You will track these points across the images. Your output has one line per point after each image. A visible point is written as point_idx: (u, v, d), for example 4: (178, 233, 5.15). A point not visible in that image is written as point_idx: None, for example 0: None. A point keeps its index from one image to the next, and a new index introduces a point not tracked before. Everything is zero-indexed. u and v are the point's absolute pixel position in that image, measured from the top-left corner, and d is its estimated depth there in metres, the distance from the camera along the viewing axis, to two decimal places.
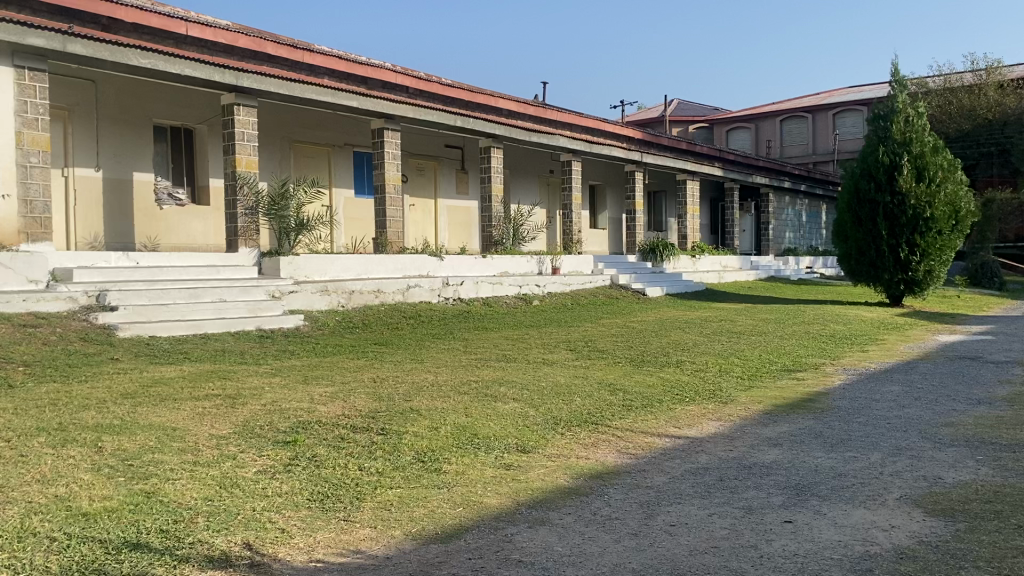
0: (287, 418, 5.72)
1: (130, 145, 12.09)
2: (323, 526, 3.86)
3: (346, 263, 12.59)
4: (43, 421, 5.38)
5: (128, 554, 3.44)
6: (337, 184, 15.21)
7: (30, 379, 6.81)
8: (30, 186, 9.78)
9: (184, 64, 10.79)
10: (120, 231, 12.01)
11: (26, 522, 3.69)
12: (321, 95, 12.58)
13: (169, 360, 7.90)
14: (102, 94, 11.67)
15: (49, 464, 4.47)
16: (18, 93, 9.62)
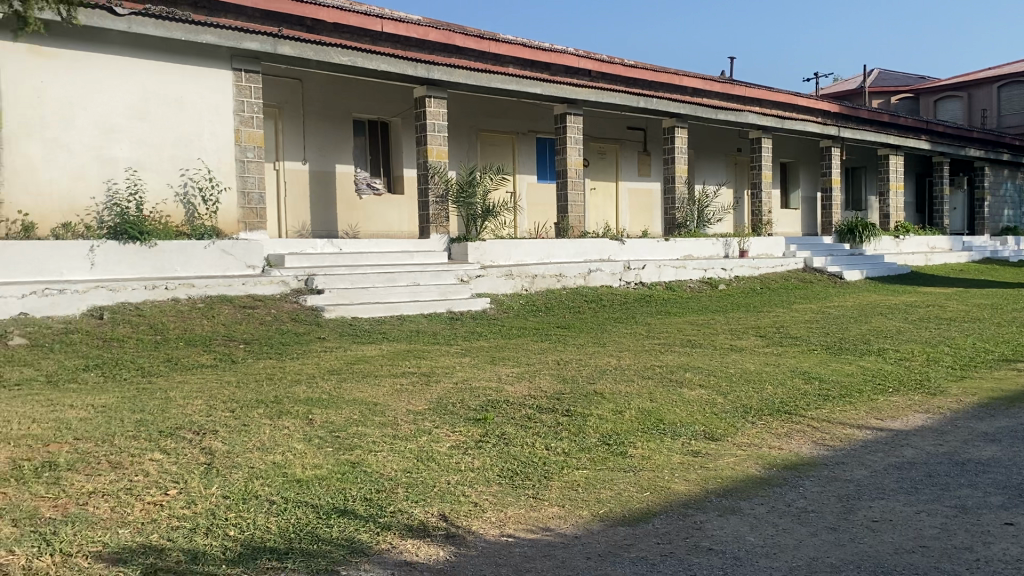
0: (477, 397, 5.94)
1: (333, 139, 12.90)
2: (513, 502, 3.97)
3: (530, 248, 12.81)
4: (261, 394, 5.89)
5: (337, 519, 3.71)
6: (521, 170, 15.49)
7: (250, 355, 7.48)
8: (248, 179, 10.68)
9: (380, 60, 11.41)
10: (324, 220, 12.89)
11: (250, 485, 4.06)
12: (506, 83, 12.82)
13: (369, 340, 8.40)
14: (308, 92, 12.49)
15: (267, 434, 4.89)
16: (237, 94, 10.53)
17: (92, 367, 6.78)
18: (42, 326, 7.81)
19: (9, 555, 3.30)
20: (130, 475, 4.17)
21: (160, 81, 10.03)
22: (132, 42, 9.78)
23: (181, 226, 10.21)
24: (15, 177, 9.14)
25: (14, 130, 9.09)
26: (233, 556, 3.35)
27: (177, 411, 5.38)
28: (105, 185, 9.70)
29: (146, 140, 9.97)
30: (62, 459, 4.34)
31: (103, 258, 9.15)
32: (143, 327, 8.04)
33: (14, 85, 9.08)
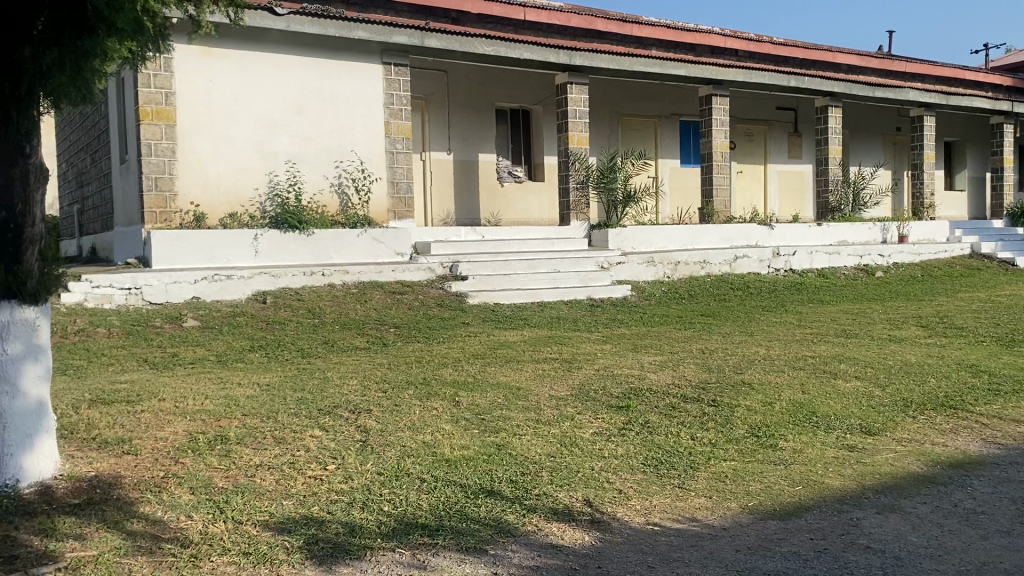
0: (620, 384, 5.92)
1: (477, 128, 13.12)
2: (659, 491, 3.94)
3: (673, 234, 12.60)
4: (411, 375, 6.11)
5: (484, 499, 3.80)
6: (664, 155, 15.22)
7: (399, 339, 7.77)
8: (396, 170, 11.04)
9: (523, 49, 11.47)
10: (468, 208, 13.16)
11: (402, 463, 4.23)
12: (650, 66, 12.63)
13: (512, 325, 8.53)
14: (453, 83, 12.76)
15: (417, 414, 5.07)
16: (387, 87, 10.93)
17: (255, 348, 7.23)
18: (212, 309, 8.39)
19: (187, 519, 3.59)
20: (293, 450, 4.42)
21: (316, 76, 10.52)
22: (290, 40, 10.29)
23: (335, 215, 10.68)
24: (187, 170, 9.80)
25: (186, 127, 9.76)
26: (386, 531, 3.50)
27: (334, 390, 5.68)
28: (267, 177, 10.28)
29: (303, 134, 10.48)
30: (232, 433, 4.67)
31: (265, 246, 9.72)
32: (301, 311, 8.49)
33: (186, 85, 9.73)
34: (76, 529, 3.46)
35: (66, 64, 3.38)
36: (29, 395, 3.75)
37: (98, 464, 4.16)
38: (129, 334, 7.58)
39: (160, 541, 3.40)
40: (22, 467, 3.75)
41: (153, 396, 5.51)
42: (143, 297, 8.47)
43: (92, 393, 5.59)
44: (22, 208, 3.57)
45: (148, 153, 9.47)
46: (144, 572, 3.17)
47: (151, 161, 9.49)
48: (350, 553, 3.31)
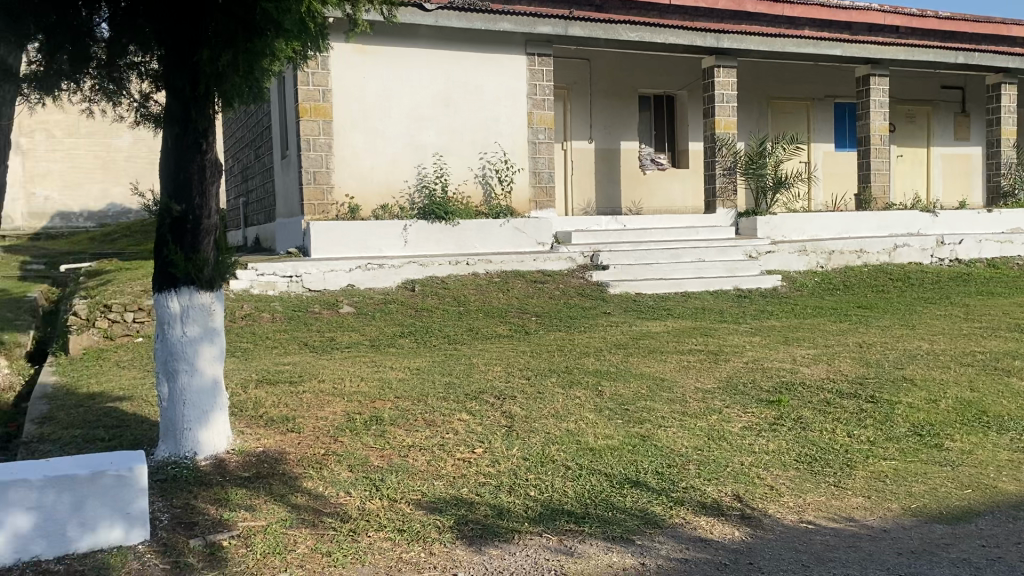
0: (770, 377, 5.75)
1: (620, 116, 13.00)
2: (812, 489, 3.80)
3: (826, 222, 12.05)
4: (554, 364, 6.16)
5: (630, 489, 3.78)
6: (817, 139, 14.56)
7: (541, 327, 7.84)
8: (539, 160, 11.12)
9: (668, 33, 11.30)
10: (610, 197, 13.07)
11: (547, 450, 4.27)
12: (802, 47, 12.13)
13: (655, 316, 8.43)
14: (596, 71, 12.72)
15: (561, 402, 5.10)
16: (531, 78, 11.03)
17: (406, 334, 7.49)
18: (365, 296, 8.76)
19: (346, 496, 3.77)
20: (442, 432, 4.56)
21: (463, 69, 10.73)
22: (438, 35, 10.55)
23: (480, 205, 10.87)
24: (342, 164, 10.24)
25: (342, 122, 10.20)
26: (534, 516, 3.55)
27: (480, 375, 5.81)
28: (415, 170, 10.58)
29: (450, 127, 10.72)
30: (386, 415, 4.86)
31: (414, 236, 10.03)
32: (448, 299, 8.72)
33: (341, 82, 10.16)
34: (247, 500, 3.71)
35: (240, 65, 3.59)
36: (205, 374, 4.04)
37: (265, 440, 4.44)
38: (290, 320, 8.03)
39: (322, 515, 3.59)
40: (199, 441, 4.06)
41: (312, 377, 5.82)
42: (303, 285, 8.95)
43: (259, 373, 5.98)
44: (199, 200, 3.88)
45: (307, 148, 9.96)
46: (308, 543, 3.37)
47: (309, 155, 9.97)
48: (499, 535, 3.39)
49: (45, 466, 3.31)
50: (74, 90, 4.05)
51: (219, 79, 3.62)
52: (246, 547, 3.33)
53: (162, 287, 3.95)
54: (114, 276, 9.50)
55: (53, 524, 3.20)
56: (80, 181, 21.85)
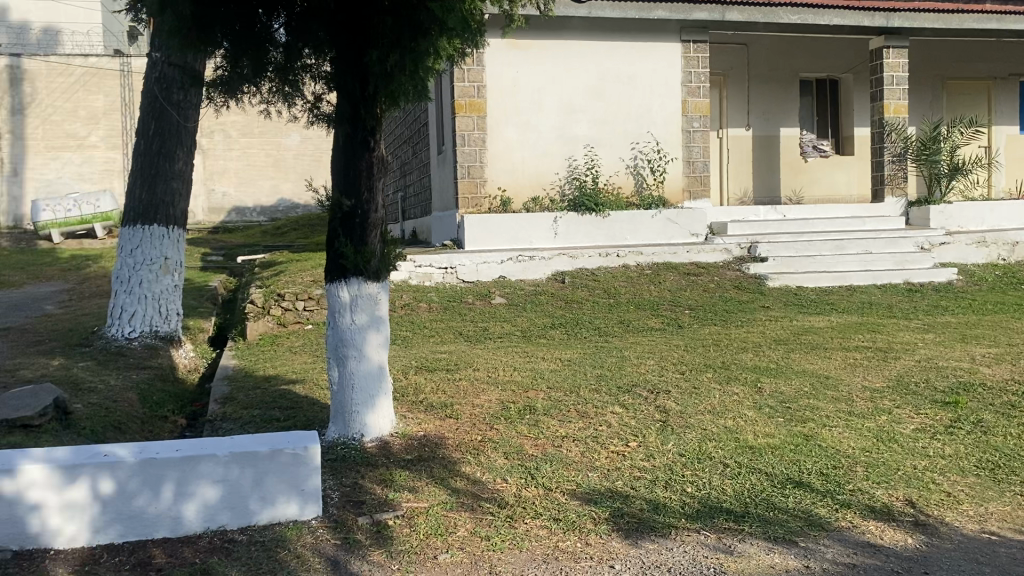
0: (945, 377, 5.39)
1: (780, 101, 12.53)
2: (995, 498, 3.54)
3: (1009, 211, 11.15)
4: (709, 359, 6.03)
5: (793, 490, 3.66)
6: (999, 120, 13.47)
7: (695, 321, 7.71)
8: (693, 149, 10.88)
9: (833, 14, 10.77)
10: (768, 186, 12.64)
11: (704, 446, 4.20)
12: (984, 22, 11.24)
13: (817, 311, 8.08)
14: (753, 57, 12.31)
15: (718, 399, 4.99)
16: (685, 65, 10.81)
17: (557, 325, 7.55)
18: (517, 288, 8.90)
19: (503, 482, 3.85)
20: (596, 424, 4.57)
21: (615, 60, 10.66)
22: (590, 26, 10.54)
23: (631, 196, 10.76)
24: (496, 158, 10.42)
25: (496, 117, 10.38)
26: (691, 512, 3.50)
27: (633, 368, 5.77)
28: (567, 161, 10.61)
29: (602, 118, 10.67)
30: (539, 404, 4.92)
31: (565, 228, 10.09)
32: (599, 291, 8.72)
33: (495, 77, 10.35)
34: (410, 482, 3.86)
35: (407, 65, 3.76)
36: (372, 361, 4.23)
37: (426, 425, 4.60)
38: (446, 309, 8.28)
39: (481, 500, 3.69)
40: (366, 423, 4.26)
41: (468, 366, 5.97)
42: (457, 276, 9.21)
43: (419, 361, 6.20)
44: (367, 195, 4.07)
45: (462, 143, 10.22)
46: (467, 527, 3.46)
47: (464, 150, 10.23)
48: (655, 530, 3.37)
49: (230, 442, 3.57)
50: (253, 93, 4.28)
51: (388, 79, 3.80)
52: (409, 527, 3.47)
53: (333, 277, 4.18)
54: (285, 266, 10.12)
55: (237, 497, 3.45)
56: (253, 178, 23.29)
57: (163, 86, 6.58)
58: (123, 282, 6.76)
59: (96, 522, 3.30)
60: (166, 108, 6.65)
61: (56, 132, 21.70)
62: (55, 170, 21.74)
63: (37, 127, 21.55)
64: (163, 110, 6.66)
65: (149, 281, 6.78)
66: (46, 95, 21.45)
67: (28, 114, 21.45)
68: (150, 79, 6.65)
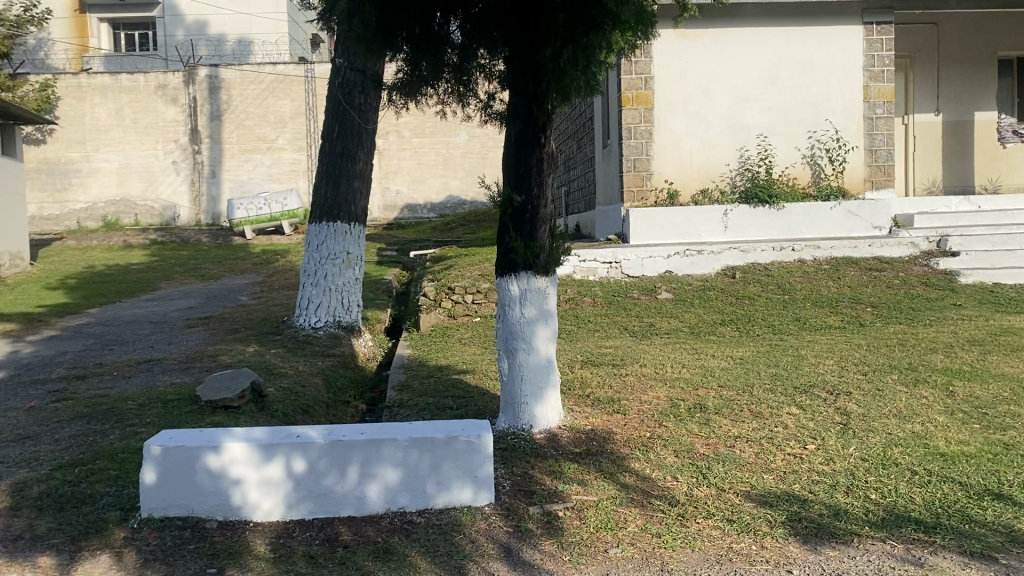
0: None
1: (974, 84, 11.61)
2: None
3: None
4: (894, 359, 5.69)
5: (992, 503, 3.39)
6: None
7: (878, 319, 7.29)
8: (876, 137, 10.28)
9: None
10: (960, 175, 11.70)
11: (889, 452, 3.97)
12: None
13: (1018, 310, 7.43)
14: (945, 36, 11.49)
15: (905, 402, 4.69)
16: (868, 48, 10.24)
17: (728, 322, 7.36)
18: (684, 282, 8.75)
19: (674, 481, 3.80)
20: (771, 425, 4.42)
21: (790, 46, 10.25)
22: (763, 12, 10.21)
23: (807, 187, 10.30)
24: (663, 151, 10.26)
25: (664, 108, 10.22)
26: (876, 520, 3.32)
27: (810, 368, 5.54)
28: (738, 152, 10.28)
29: (776, 106, 10.27)
30: (710, 403, 4.82)
31: (736, 221, 9.83)
32: (772, 286, 8.42)
33: (663, 68, 10.21)
34: (580, 475, 3.89)
35: (579, 60, 3.73)
36: (541, 353, 4.29)
37: (594, 419, 4.62)
38: (611, 304, 8.27)
39: (651, 497, 3.67)
40: (535, 415, 4.33)
41: (636, 361, 5.94)
42: (622, 270, 9.15)
43: (585, 355, 6.24)
44: (537, 190, 4.14)
45: (628, 136, 10.16)
46: (637, 523, 3.45)
47: (630, 144, 10.17)
48: (836, 536, 3.22)
49: (408, 428, 3.74)
50: (430, 93, 4.46)
51: (559, 74, 3.79)
52: (579, 520, 3.50)
53: (504, 272, 4.28)
54: (455, 260, 10.43)
55: (416, 480, 3.61)
56: (424, 176, 24.14)
57: (346, 90, 6.97)
58: (310, 275, 7.22)
59: (289, 499, 3.54)
60: (349, 112, 7.03)
61: (248, 135, 23.42)
62: (247, 172, 23.47)
63: (232, 132, 23.35)
64: (346, 113, 7.04)
65: (333, 274, 7.19)
66: (240, 102, 23.21)
67: (224, 120, 23.29)
68: (333, 85, 7.05)
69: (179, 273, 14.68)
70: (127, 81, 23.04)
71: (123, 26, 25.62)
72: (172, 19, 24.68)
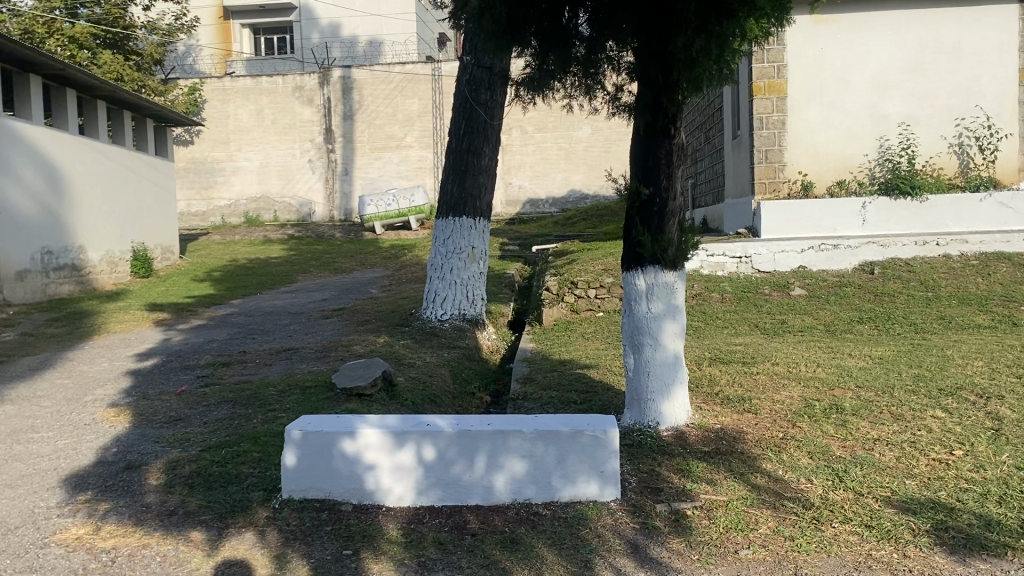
0: None
1: None
2: None
3: None
4: None
5: None
6: None
7: None
8: None
9: None
10: None
11: None
12: None
13: None
14: None
15: None
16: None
17: (866, 320, 7.04)
18: (818, 278, 8.43)
19: (808, 483, 3.67)
20: (913, 429, 4.20)
21: (935, 29, 9.69)
22: None
23: (953, 177, 9.75)
24: (796, 141, 9.89)
25: (798, 97, 9.86)
26: None
27: (957, 370, 5.22)
28: (878, 142, 9.80)
29: (919, 93, 9.74)
30: (847, 404, 4.62)
31: (875, 214, 9.41)
32: (914, 283, 7.99)
33: (796, 56, 9.84)
34: (709, 474, 3.81)
35: (712, 49, 3.63)
36: (668, 349, 4.23)
37: (723, 418, 4.51)
38: (740, 300, 8.06)
39: (783, 499, 3.55)
40: (662, 412, 4.28)
41: (767, 359, 5.76)
42: (752, 265, 8.93)
43: (713, 352, 6.10)
44: (665, 183, 4.07)
45: (760, 126, 9.86)
46: (769, 525, 3.36)
47: (762, 135, 9.85)
48: (986, 549, 3.04)
49: (535, 421, 3.76)
50: (558, 88, 4.47)
51: (691, 65, 3.70)
52: (708, 519, 3.43)
53: (632, 266, 4.25)
54: (579, 255, 10.42)
55: (542, 472, 3.63)
56: (547, 171, 24.21)
57: (473, 87, 7.07)
58: (436, 269, 7.37)
59: (420, 485, 3.64)
60: (476, 108, 7.13)
61: (378, 134, 24.15)
62: (377, 169, 24.22)
63: (363, 131, 24.14)
64: (472, 110, 7.15)
65: (459, 268, 7.33)
66: (371, 102, 23.95)
67: (356, 120, 24.10)
68: (461, 82, 7.16)
69: (314, 266, 15.32)
70: (267, 83, 24.18)
71: (263, 31, 26.87)
72: (308, 22, 25.76)
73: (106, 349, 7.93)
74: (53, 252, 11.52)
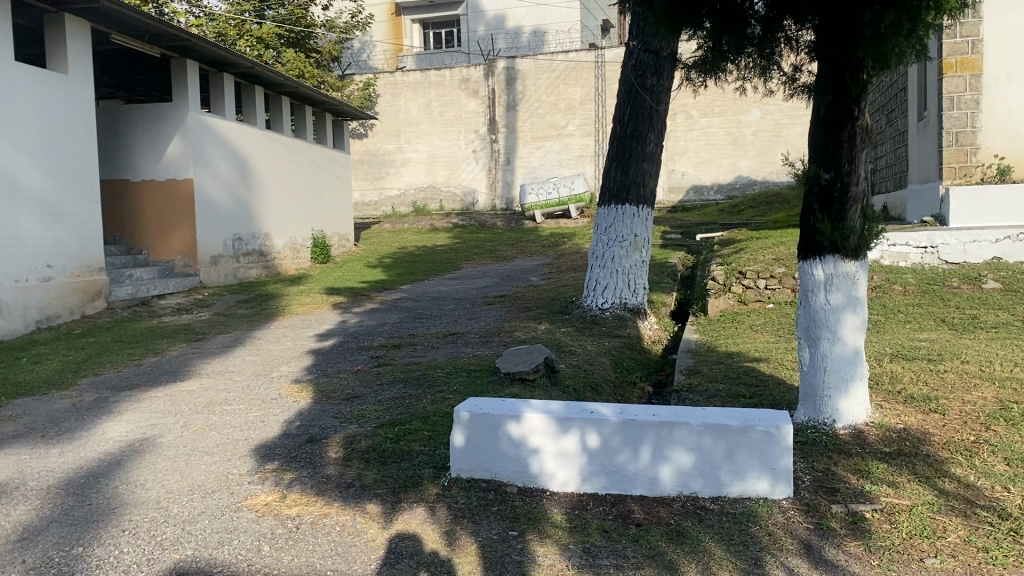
0: None
1: None
2: None
3: None
4: None
5: None
6: None
7: None
8: None
9: None
10: None
11: None
12: None
13: None
14: None
15: None
16: None
17: None
18: (1016, 271, 7.75)
19: (1004, 491, 3.39)
20: None
21: None
22: None
23: None
24: (992, 122, 9.12)
25: (996, 74, 9.06)
26: None
27: None
28: None
29: None
30: None
31: None
32: None
33: (994, 29, 9.02)
34: (890, 476, 3.59)
35: (904, 25, 3.35)
36: (847, 343, 4.02)
37: (907, 418, 4.24)
38: (925, 293, 7.54)
39: (975, 506, 3.30)
40: (838, 409, 4.07)
41: (957, 356, 5.37)
42: (939, 256, 8.33)
43: (894, 348, 5.74)
44: (848, 167, 3.86)
45: (950, 106, 9.17)
46: (960, 534, 3.12)
47: (952, 115, 9.16)
48: None
49: (703, 413, 3.67)
50: (731, 70, 4.32)
51: (880, 41, 3.44)
52: (890, 524, 3.23)
53: (810, 255, 4.07)
54: (747, 244, 10.08)
55: (709, 466, 3.54)
56: (713, 156, 23.56)
57: (639, 73, 6.98)
58: (598, 257, 7.37)
59: (584, 472, 3.66)
60: (641, 94, 7.03)
61: (540, 123, 24.34)
62: (539, 158, 24.45)
63: (526, 121, 24.41)
64: (638, 96, 7.05)
65: (621, 257, 7.28)
66: (534, 91, 24.12)
67: (519, 110, 24.38)
68: (627, 67, 7.10)
69: (477, 254, 15.70)
70: (435, 76, 24.90)
71: (432, 25, 27.63)
72: (474, 15, 26.21)
73: (289, 329, 8.48)
74: (242, 239, 12.39)
